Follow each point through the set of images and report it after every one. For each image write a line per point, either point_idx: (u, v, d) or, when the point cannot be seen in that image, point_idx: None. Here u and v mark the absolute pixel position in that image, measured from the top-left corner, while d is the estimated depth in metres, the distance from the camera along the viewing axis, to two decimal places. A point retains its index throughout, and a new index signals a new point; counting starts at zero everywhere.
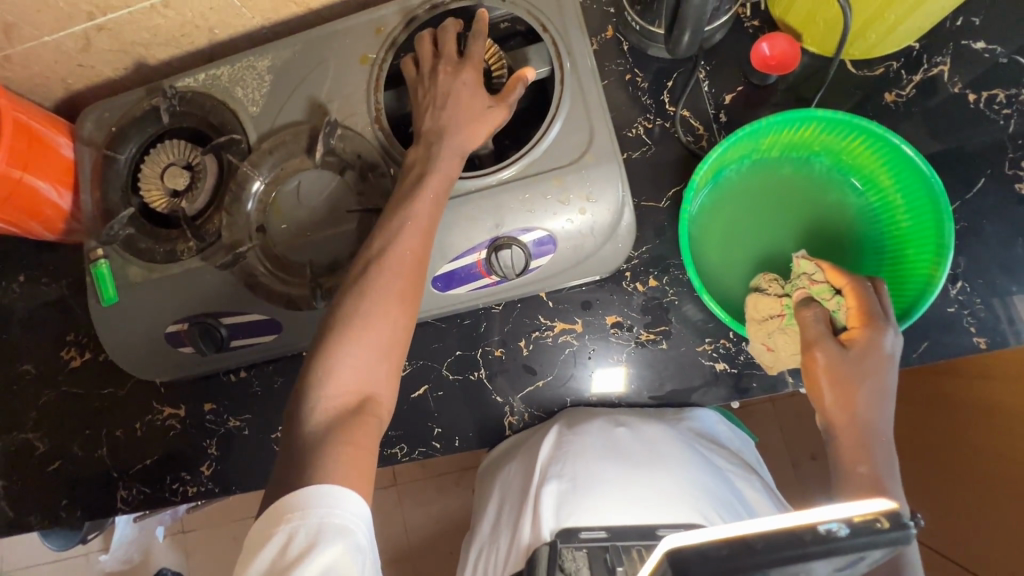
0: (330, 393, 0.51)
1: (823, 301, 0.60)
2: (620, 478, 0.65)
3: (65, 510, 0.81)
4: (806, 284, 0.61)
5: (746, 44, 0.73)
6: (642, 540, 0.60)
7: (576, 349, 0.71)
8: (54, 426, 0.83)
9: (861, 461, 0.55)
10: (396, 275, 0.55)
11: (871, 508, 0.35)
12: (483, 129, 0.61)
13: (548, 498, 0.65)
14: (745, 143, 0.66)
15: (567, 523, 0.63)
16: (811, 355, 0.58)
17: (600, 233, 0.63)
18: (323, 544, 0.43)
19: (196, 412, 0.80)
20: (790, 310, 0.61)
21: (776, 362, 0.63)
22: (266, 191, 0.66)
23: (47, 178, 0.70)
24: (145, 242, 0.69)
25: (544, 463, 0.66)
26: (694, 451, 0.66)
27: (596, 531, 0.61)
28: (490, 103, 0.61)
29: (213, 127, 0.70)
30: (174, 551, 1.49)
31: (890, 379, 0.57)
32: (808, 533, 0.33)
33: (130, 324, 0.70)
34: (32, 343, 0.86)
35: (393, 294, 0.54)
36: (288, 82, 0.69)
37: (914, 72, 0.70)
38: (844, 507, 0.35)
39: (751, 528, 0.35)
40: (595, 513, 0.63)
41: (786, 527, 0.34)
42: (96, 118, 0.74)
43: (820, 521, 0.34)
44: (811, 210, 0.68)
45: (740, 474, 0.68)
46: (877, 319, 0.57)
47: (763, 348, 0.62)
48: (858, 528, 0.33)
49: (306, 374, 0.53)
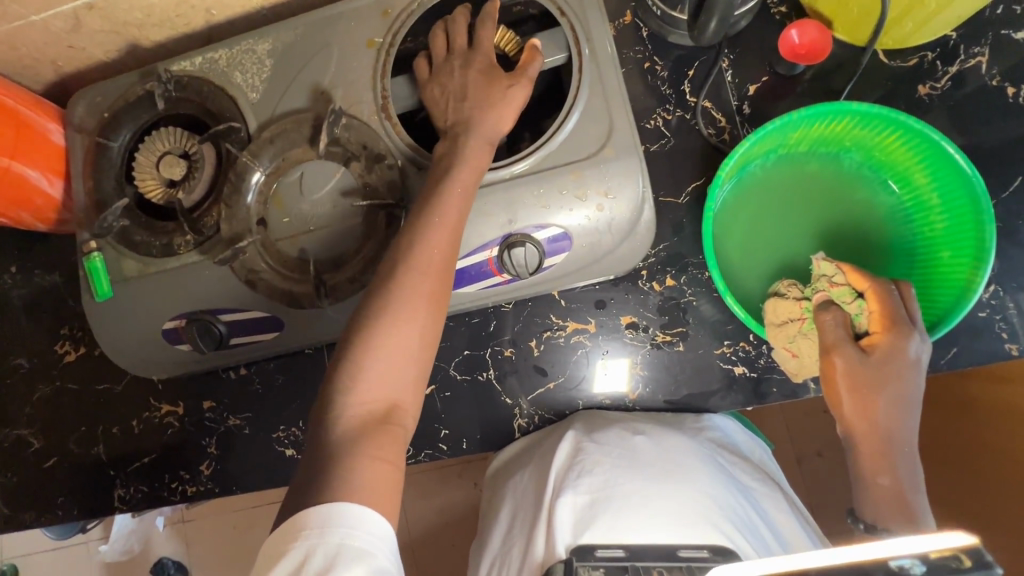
0: (351, 399, 0.50)
1: (844, 305, 0.57)
2: (640, 490, 0.61)
3: (61, 507, 0.79)
4: (826, 286, 0.58)
5: (771, 32, 0.70)
6: (663, 561, 0.56)
7: (588, 350, 0.69)
8: (49, 423, 0.81)
9: (883, 473, 0.53)
10: (424, 277, 0.52)
11: (948, 543, 0.34)
12: (513, 116, 0.59)
13: (563, 510, 0.61)
14: (772, 137, 0.63)
15: (582, 540, 0.59)
16: (830, 360, 0.55)
17: (617, 231, 0.60)
18: (339, 565, 0.41)
19: (194, 409, 0.78)
20: (811, 314, 0.58)
21: (801, 369, 0.60)
22: (267, 183, 0.63)
23: (37, 165, 0.67)
24: (140, 234, 0.66)
25: (560, 472, 0.63)
26: (716, 465, 0.63)
27: (612, 550, 0.58)
28: (507, 90, 0.58)
29: (210, 114, 0.67)
30: (173, 541, 1.49)
31: (914, 385, 0.54)
32: (877, 568, 0.33)
33: (126, 320, 0.67)
34: (25, 336, 0.83)
35: (406, 295, 0.52)
36: (289, 67, 0.65)
37: (950, 63, 0.67)
38: (918, 543, 0.34)
39: (812, 562, 0.34)
40: (612, 528, 0.59)
41: (852, 563, 0.34)
42: (87, 103, 0.70)
43: (891, 557, 0.33)
44: (839, 209, 0.65)
45: (764, 491, 0.66)
46: (901, 324, 0.54)
47: (785, 354, 0.60)
48: (934, 565, 0.32)
49: (331, 382, 0.51)
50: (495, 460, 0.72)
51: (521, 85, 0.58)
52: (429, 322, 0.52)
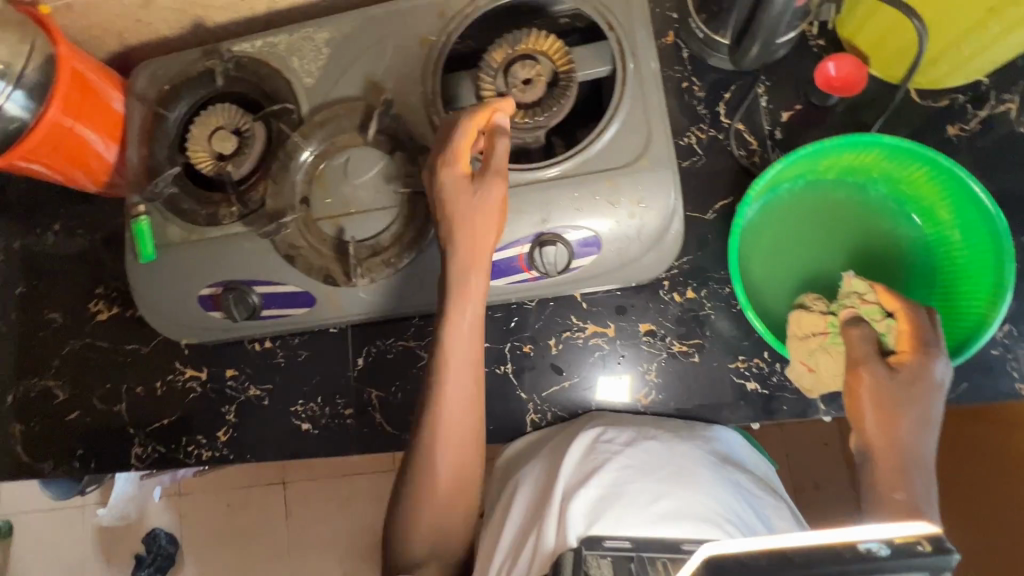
0: (420, 533, 0.59)
1: (873, 322, 0.59)
2: (648, 489, 0.58)
3: (79, 459, 0.82)
4: (856, 303, 0.60)
5: (808, 62, 0.72)
6: (667, 553, 0.50)
7: (605, 353, 0.71)
8: (76, 377, 0.84)
9: (899, 489, 0.54)
10: (458, 407, 0.59)
11: (916, 530, 0.34)
12: (495, 204, 0.58)
13: (582, 497, 0.57)
14: (804, 162, 0.65)
15: (591, 531, 0.54)
16: (857, 373, 0.58)
17: (645, 238, 0.62)
18: None
19: (217, 376, 0.80)
20: (834, 330, 0.60)
21: (816, 385, 0.62)
22: (314, 164, 0.66)
23: (97, 129, 0.70)
24: (188, 202, 0.69)
25: (573, 470, 0.61)
26: (724, 475, 0.61)
27: (619, 541, 0.52)
28: (484, 180, 0.58)
29: (266, 95, 0.70)
30: (169, 512, 1.51)
31: (936, 408, 0.56)
32: (848, 551, 0.33)
33: (165, 283, 0.70)
34: (61, 292, 0.86)
35: (453, 451, 0.59)
36: (345, 57, 0.68)
37: (980, 107, 0.69)
38: (884, 528, 0.35)
39: (789, 542, 0.34)
40: (619, 520, 0.55)
41: (826, 543, 0.34)
42: (149, 75, 0.74)
43: (860, 540, 0.34)
44: (864, 238, 0.67)
45: (773, 505, 0.63)
46: (929, 345, 0.56)
47: (803, 367, 0.61)
48: (897, 549, 0.33)
49: (397, 515, 0.60)
50: (506, 451, 0.73)
51: (495, 180, 0.58)
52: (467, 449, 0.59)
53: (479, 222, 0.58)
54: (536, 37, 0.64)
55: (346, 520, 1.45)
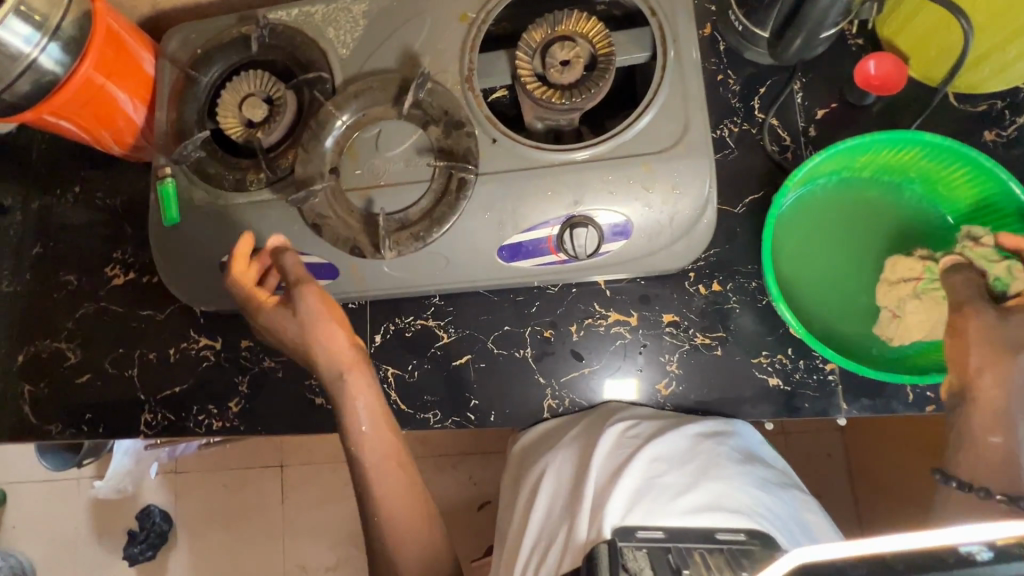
0: None
1: (989, 265, 0.58)
2: (679, 482, 0.59)
3: (87, 424, 0.81)
4: (968, 247, 0.59)
5: (846, 61, 0.71)
6: (702, 543, 0.54)
7: (627, 342, 0.70)
8: (88, 341, 0.83)
9: (996, 433, 0.56)
10: (389, 478, 0.62)
11: (1014, 531, 0.33)
12: (329, 307, 0.62)
13: (619, 490, 0.58)
14: (841, 156, 0.65)
15: (626, 520, 0.56)
16: (964, 316, 0.56)
17: (678, 226, 0.62)
18: None
19: (231, 346, 0.79)
20: (930, 275, 0.61)
21: (901, 333, 0.62)
22: (347, 134, 0.65)
23: (126, 89, 0.70)
24: (215, 167, 0.69)
25: (604, 459, 0.61)
26: (749, 469, 0.61)
27: (652, 531, 0.55)
28: (306, 294, 0.61)
29: (300, 65, 0.69)
30: (164, 489, 1.50)
31: None
32: (950, 555, 0.33)
33: (188, 248, 0.70)
34: (77, 255, 0.86)
35: (406, 514, 0.62)
36: (382, 29, 0.68)
37: (1018, 114, 0.68)
38: (982, 530, 0.34)
39: (886, 546, 0.34)
40: (652, 510, 0.57)
41: (923, 549, 0.33)
42: (182, 38, 0.73)
43: (958, 544, 0.33)
44: (898, 237, 0.67)
45: (800, 496, 0.63)
46: None
47: (889, 314, 0.63)
48: (1002, 552, 0.32)
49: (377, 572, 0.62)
50: (524, 438, 0.71)
51: (309, 288, 0.61)
52: (413, 505, 0.63)
53: (321, 336, 0.62)
54: (577, 19, 0.62)
55: (342, 506, 1.44)
